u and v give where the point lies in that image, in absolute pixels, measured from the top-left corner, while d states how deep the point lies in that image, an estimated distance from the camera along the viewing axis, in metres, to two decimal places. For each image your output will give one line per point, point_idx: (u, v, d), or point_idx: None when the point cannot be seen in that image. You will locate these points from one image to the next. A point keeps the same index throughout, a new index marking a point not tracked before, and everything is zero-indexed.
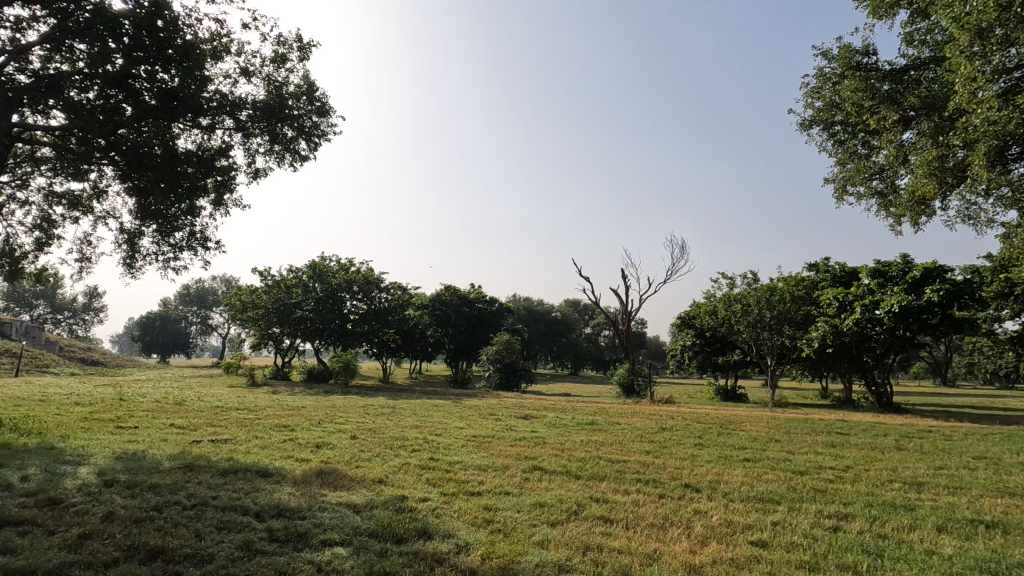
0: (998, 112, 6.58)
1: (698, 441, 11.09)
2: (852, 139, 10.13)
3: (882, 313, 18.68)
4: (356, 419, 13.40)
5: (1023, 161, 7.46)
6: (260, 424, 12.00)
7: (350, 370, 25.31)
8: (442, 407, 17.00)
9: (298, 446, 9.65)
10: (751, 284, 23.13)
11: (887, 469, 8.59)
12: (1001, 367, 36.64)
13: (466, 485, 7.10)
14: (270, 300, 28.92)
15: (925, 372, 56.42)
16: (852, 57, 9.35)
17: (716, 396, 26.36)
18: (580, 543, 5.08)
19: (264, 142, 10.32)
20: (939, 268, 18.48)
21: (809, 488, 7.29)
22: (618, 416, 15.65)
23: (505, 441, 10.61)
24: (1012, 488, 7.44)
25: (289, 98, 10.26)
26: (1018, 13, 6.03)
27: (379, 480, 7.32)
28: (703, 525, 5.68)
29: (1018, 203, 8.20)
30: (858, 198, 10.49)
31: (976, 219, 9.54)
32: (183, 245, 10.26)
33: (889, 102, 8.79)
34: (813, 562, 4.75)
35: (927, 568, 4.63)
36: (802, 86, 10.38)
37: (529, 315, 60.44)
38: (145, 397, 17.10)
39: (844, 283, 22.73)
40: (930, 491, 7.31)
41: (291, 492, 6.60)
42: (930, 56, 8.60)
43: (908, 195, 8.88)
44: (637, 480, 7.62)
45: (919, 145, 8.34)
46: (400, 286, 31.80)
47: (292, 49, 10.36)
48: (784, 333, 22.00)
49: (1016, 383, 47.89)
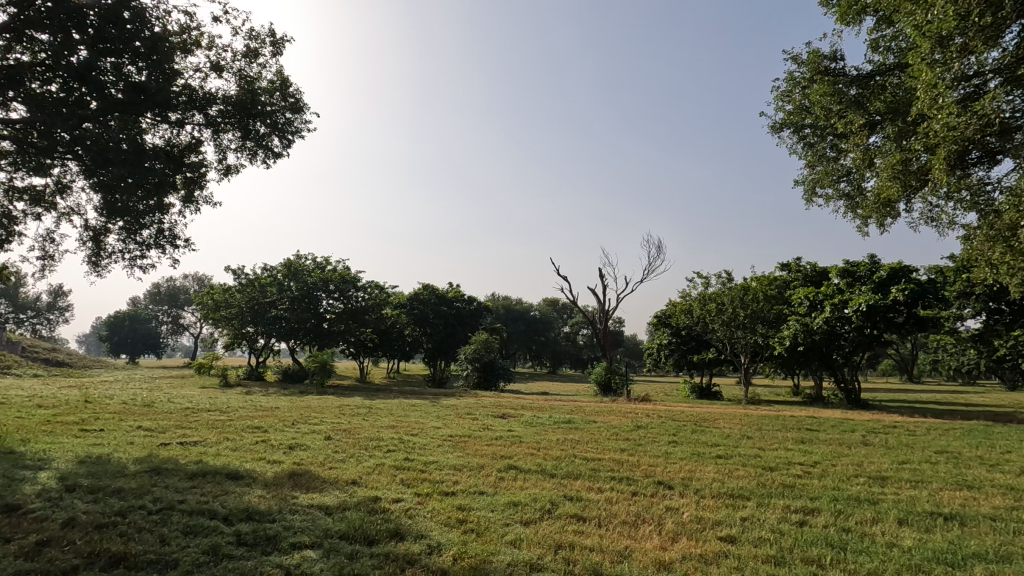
0: (958, 117, 6.81)
1: (673, 439, 11.23)
2: (821, 142, 10.34)
3: (851, 312, 19.17)
4: (331, 419, 13.26)
5: (982, 165, 7.72)
6: (233, 426, 11.78)
7: (326, 369, 25.05)
8: (419, 407, 16.89)
9: (270, 448, 9.50)
10: (725, 284, 23.51)
11: (853, 464, 8.84)
12: (963, 365, 37.93)
13: (440, 485, 7.07)
14: (244, 300, 28.57)
15: (893, 368, 58.20)
16: (821, 61, 9.53)
17: (692, 394, 26.71)
18: (552, 542, 5.09)
19: (236, 138, 10.13)
20: (905, 268, 19.03)
21: (778, 484, 7.47)
22: (596, 415, 15.70)
23: (481, 440, 10.60)
24: (971, 482, 7.70)
25: (262, 93, 10.06)
26: (977, 22, 6.25)
27: (352, 481, 7.25)
28: (673, 522, 5.76)
29: (978, 207, 8.48)
30: (827, 200, 10.72)
31: (938, 221, 9.81)
32: (151, 243, 10.00)
33: (855, 107, 9.05)
34: (779, 556, 4.85)
35: (887, 560, 4.78)
36: (773, 89, 10.56)
37: (508, 315, 60.49)
38: (111, 399, 16.60)
39: (816, 283, 23.27)
40: (894, 485, 7.53)
41: (263, 494, 6.52)
42: (894, 62, 8.81)
43: (874, 197, 9.13)
44: (611, 478, 7.68)
45: (884, 148, 8.59)
46: (377, 285, 31.60)
47: (265, 44, 10.21)
48: (757, 332, 22.38)
49: (977, 380, 49.59)
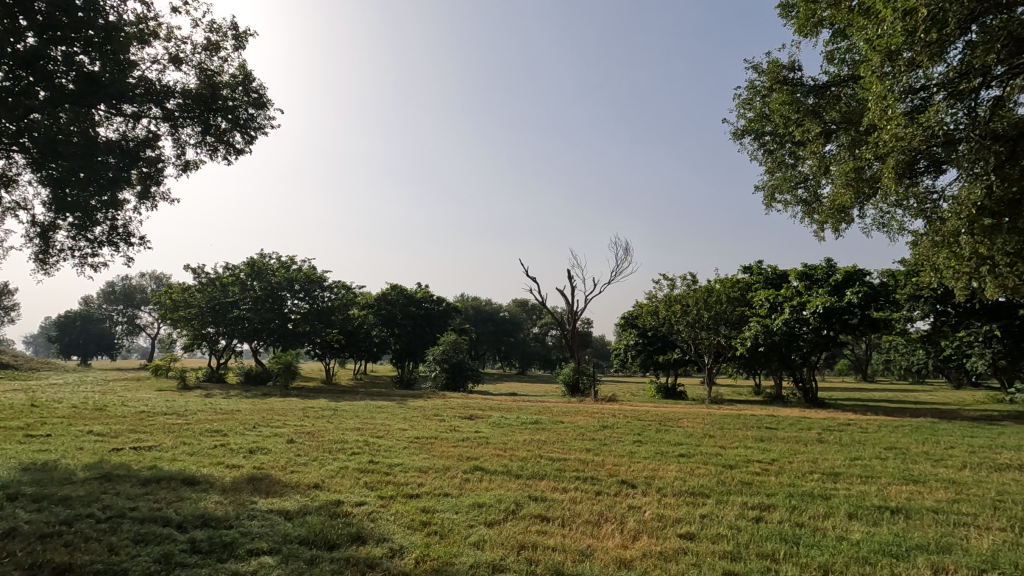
0: (906, 128, 7.12)
1: (637, 438, 11.42)
2: (780, 149, 10.65)
3: (809, 314, 19.85)
4: (294, 422, 12.98)
5: (928, 174, 8.10)
6: (191, 429, 11.41)
7: (290, 371, 24.53)
8: (386, 409, 16.69)
9: (228, 452, 9.23)
10: (690, 285, 23.95)
11: (808, 461, 9.15)
12: (912, 365, 39.64)
13: (404, 488, 7.00)
14: (204, 300, 27.74)
15: (849, 369, 60.39)
16: (780, 72, 9.84)
17: (658, 394, 27.16)
18: (515, 542, 5.12)
19: (195, 133, 9.84)
20: (858, 272, 19.84)
21: (737, 481, 7.68)
22: (562, 415, 15.78)
23: (447, 442, 10.56)
24: (916, 476, 8.06)
25: (223, 88, 9.79)
26: (923, 37, 6.56)
27: (314, 485, 7.12)
28: (635, 520, 5.85)
29: (924, 213, 8.88)
30: (785, 206, 11.07)
31: (888, 227, 10.23)
32: (103, 241, 9.60)
33: (812, 116, 9.39)
34: (735, 552, 4.98)
35: (837, 553, 4.96)
36: (735, 97, 10.84)
37: (477, 315, 60.48)
38: (60, 402, 15.85)
39: (776, 285, 24.01)
40: (846, 480, 7.83)
41: (219, 499, 6.34)
42: (848, 74, 9.16)
43: (829, 203, 9.47)
44: (576, 478, 7.76)
45: (839, 156, 8.91)
46: (344, 285, 31.18)
47: (226, 37, 9.93)
48: (721, 333, 22.92)
49: (925, 378, 51.84)
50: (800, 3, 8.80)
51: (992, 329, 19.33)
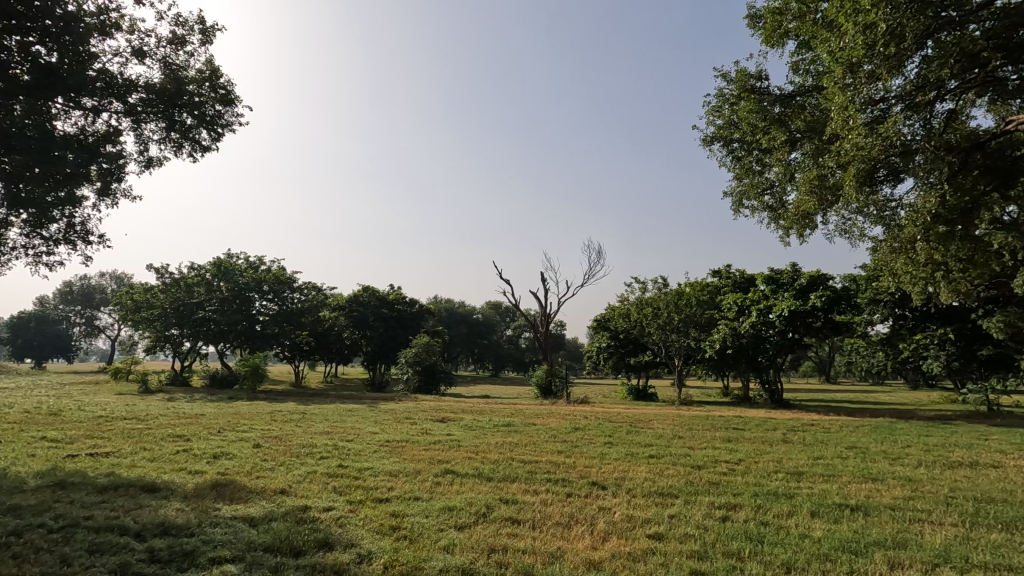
0: (867, 138, 7.35)
1: (608, 440, 11.52)
2: (748, 156, 10.87)
3: (775, 317, 20.38)
4: (261, 426, 12.69)
5: (887, 182, 8.41)
6: (152, 435, 11.04)
7: (258, 374, 23.99)
8: (356, 412, 16.45)
9: (191, 457, 8.96)
10: (660, 289, 24.30)
11: (773, 461, 9.36)
12: (872, 367, 41.06)
13: (373, 492, 6.92)
14: (167, 300, 26.91)
15: (813, 369, 62.12)
16: (747, 81, 10.09)
17: (629, 396, 27.48)
18: (485, 546, 5.09)
19: (159, 129, 9.56)
20: (822, 276, 20.51)
21: (705, 481, 7.80)
22: (535, 418, 15.82)
23: (419, 445, 10.46)
24: (875, 475, 8.33)
25: (189, 83, 9.53)
26: (883, 51, 6.82)
27: (281, 490, 6.95)
28: (605, 521, 5.90)
29: (882, 220, 9.19)
30: (752, 212, 11.33)
31: (849, 233, 10.57)
32: (59, 238, 9.22)
33: (778, 124, 9.65)
34: (702, 551, 5.06)
35: (800, 550, 5.09)
36: (704, 104, 11.05)
37: (450, 317, 60.44)
38: (10, 408, 15.15)
39: (743, 288, 24.59)
40: (808, 480, 8.04)
41: (180, 506, 6.14)
42: (812, 84, 9.43)
43: (794, 209, 9.73)
44: (546, 480, 7.79)
45: (803, 163, 9.17)
46: (314, 285, 30.75)
47: (192, 31, 9.69)
48: (690, 336, 23.25)
49: (884, 380, 53.67)
50: (767, 14, 9.05)
51: (947, 332, 20.53)
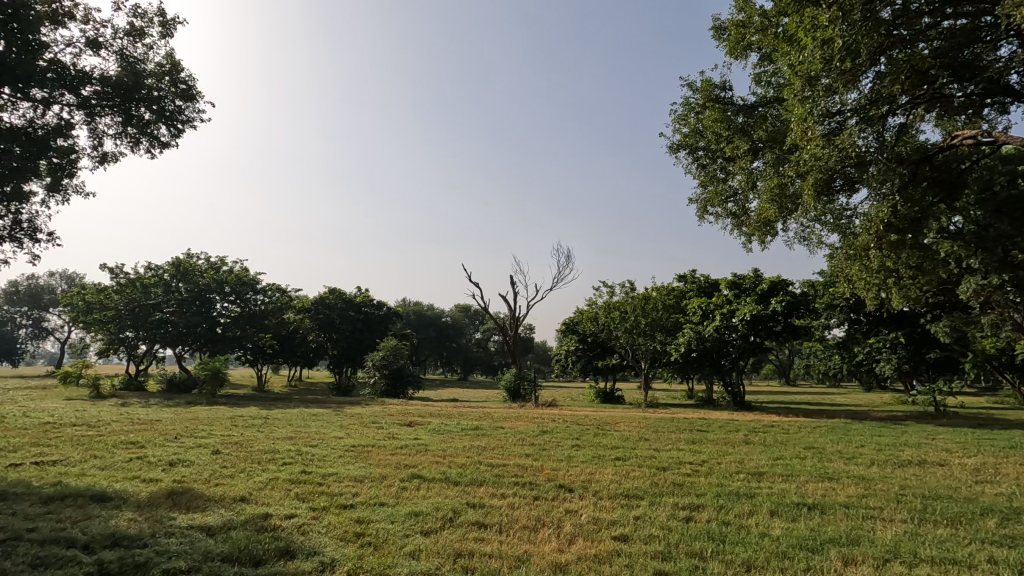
0: (824, 149, 7.63)
1: (576, 443, 11.61)
2: (712, 164, 11.13)
3: (737, 321, 20.91)
4: (221, 432, 12.30)
5: (844, 192, 8.73)
6: (103, 441, 10.58)
7: (218, 378, 23.26)
8: (321, 416, 16.13)
9: (145, 465, 8.62)
10: (628, 293, 24.61)
11: (735, 462, 9.60)
12: (829, 371, 42.61)
13: (338, 498, 6.78)
14: (122, 301, 25.86)
15: (774, 372, 64.05)
16: (712, 90, 10.35)
17: (597, 399, 27.76)
18: (451, 551, 5.06)
19: (115, 123, 9.20)
20: (782, 282, 21.11)
21: (669, 482, 7.94)
22: (503, 421, 15.83)
23: (385, 450, 10.33)
24: (831, 474, 8.63)
25: (148, 77, 9.22)
26: (839, 65, 7.10)
27: (240, 498, 6.75)
28: (572, 524, 5.94)
29: (839, 229, 9.54)
30: (716, 218, 11.60)
31: (808, 240, 10.94)
32: (4, 236, 8.76)
33: (741, 134, 9.93)
34: (666, 551, 5.14)
35: (759, 549, 5.21)
36: (671, 112, 11.28)
37: (419, 320, 60.20)
38: None
39: (708, 293, 25.19)
40: (768, 479, 8.27)
41: (133, 517, 5.90)
42: (773, 96, 9.74)
43: (757, 216, 10.01)
44: (514, 483, 7.79)
45: (765, 172, 9.46)
46: (278, 288, 30.05)
47: (151, 24, 9.37)
48: (657, 339, 23.59)
49: (840, 382, 55.74)
50: (731, 26, 9.30)
51: (898, 336, 21.69)
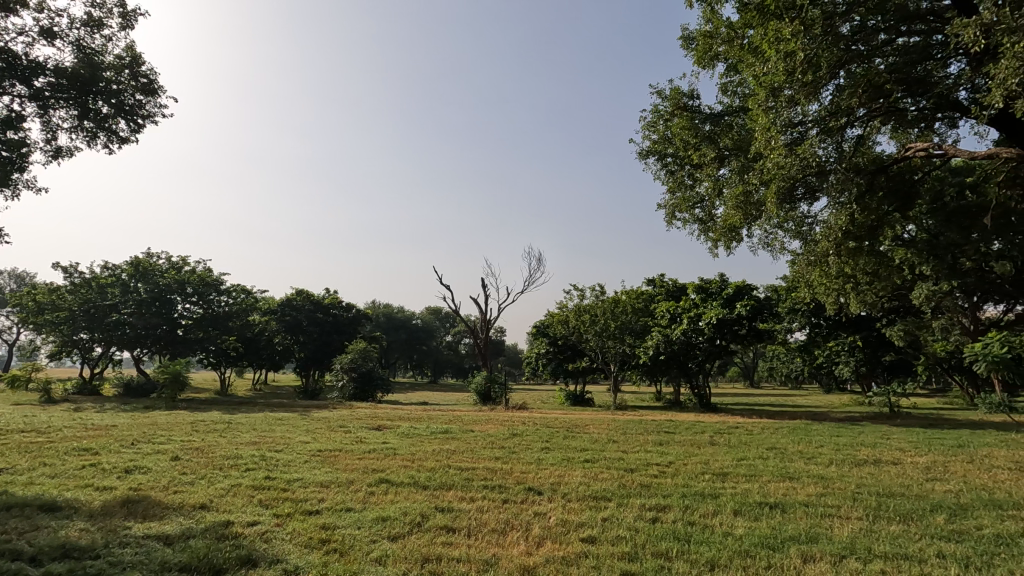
0: (786, 158, 7.87)
1: (545, 445, 11.65)
2: (681, 170, 11.35)
3: (704, 324, 21.28)
4: (180, 437, 11.89)
5: (805, 201, 9.02)
6: (53, 448, 10.11)
7: (179, 382, 22.52)
8: (287, 421, 15.77)
9: (99, 472, 8.28)
10: (598, 296, 24.81)
11: (701, 463, 9.81)
12: (790, 373, 43.86)
13: (303, 504, 6.65)
14: (76, 301, 24.83)
15: (739, 375, 65.56)
16: (680, 98, 10.57)
17: (567, 402, 27.94)
18: (418, 556, 5.01)
19: (70, 116, 8.84)
20: (747, 286, 21.65)
21: (637, 484, 8.04)
22: (473, 424, 15.79)
23: (352, 454, 10.17)
24: (792, 474, 8.89)
25: (107, 69, 8.90)
26: (801, 78, 7.34)
27: (200, 506, 6.54)
28: (540, 527, 5.95)
29: (800, 235, 9.85)
30: (684, 224, 11.83)
31: (771, 246, 11.26)
32: None
33: (708, 141, 10.18)
34: (633, 552, 5.21)
35: (723, 548, 5.33)
36: (641, 119, 11.46)
37: (388, 322, 59.43)
38: None
39: (676, 297, 25.65)
40: (732, 480, 8.47)
41: (85, 527, 5.65)
42: (739, 105, 10.01)
43: (722, 223, 10.26)
44: (483, 486, 7.78)
45: (731, 180, 9.70)
46: (242, 288, 29.39)
47: (111, 15, 9.06)
48: (626, 342, 23.85)
49: (801, 385, 57.41)
50: (699, 36, 9.50)
51: (856, 339, 22.53)
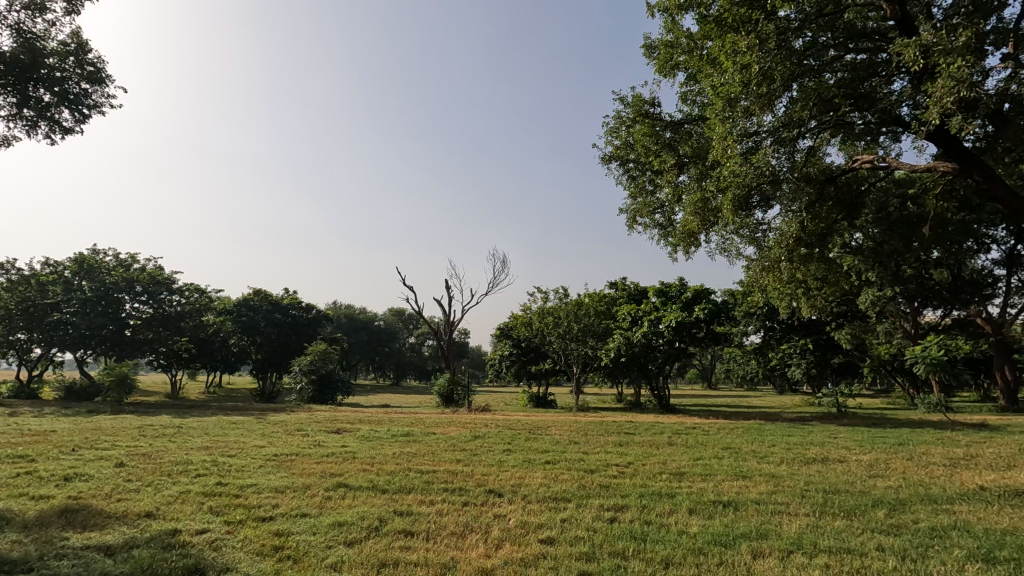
0: (743, 167, 8.11)
1: (508, 447, 11.66)
2: (642, 176, 11.56)
3: (664, 327, 21.79)
4: (126, 443, 11.36)
5: (760, 208, 9.30)
6: None
7: (125, 384, 21.53)
8: (241, 424, 15.28)
9: (36, 480, 7.82)
10: (561, 299, 25.00)
11: (659, 463, 10.00)
12: (746, 374, 45.23)
13: (256, 510, 6.45)
14: (13, 300, 23.49)
15: (698, 377, 67.08)
16: (643, 105, 10.77)
17: (530, 403, 28.05)
18: (375, 560, 4.94)
19: (6, 102, 8.33)
20: (705, 290, 22.19)
21: (596, 485, 8.14)
22: (435, 427, 15.65)
23: (310, 458, 9.93)
24: (746, 472, 9.16)
25: (49, 56, 8.44)
26: (756, 89, 7.59)
27: (146, 514, 6.26)
28: (500, 528, 5.95)
29: (754, 241, 10.15)
30: (644, 228, 12.04)
31: (727, 251, 11.58)
32: None
33: (668, 149, 10.43)
34: (590, 552, 5.27)
35: (677, 545, 5.46)
36: (604, 124, 11.63)
37: (350, 324, 58.31)
38: None
39: (637, 299, 26.17)
40: (688, 479, 8.67)
41: (18, 539, 5.33)
42: (698, 114, 10.30)
43: (681, 228, 10.46)
44: (443, 488, 7.73)
45: (690, 186, 9.94)
46: (195, 288, 28.30)
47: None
48: (588, 344, 24.07)
49: (757, 386, 59.17)
50: (660, 45, 9.71)
51: (806, 342, 23.44)
